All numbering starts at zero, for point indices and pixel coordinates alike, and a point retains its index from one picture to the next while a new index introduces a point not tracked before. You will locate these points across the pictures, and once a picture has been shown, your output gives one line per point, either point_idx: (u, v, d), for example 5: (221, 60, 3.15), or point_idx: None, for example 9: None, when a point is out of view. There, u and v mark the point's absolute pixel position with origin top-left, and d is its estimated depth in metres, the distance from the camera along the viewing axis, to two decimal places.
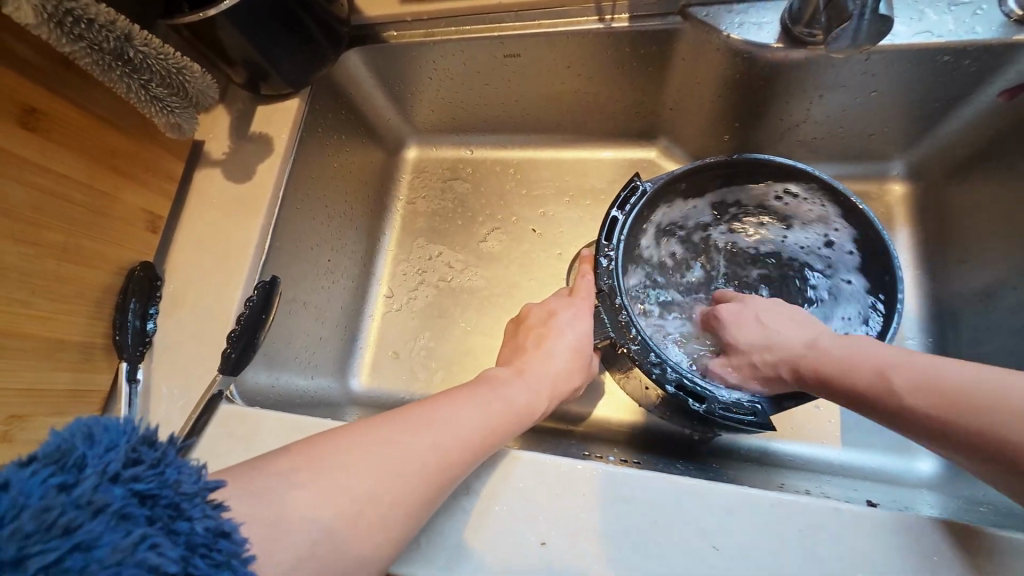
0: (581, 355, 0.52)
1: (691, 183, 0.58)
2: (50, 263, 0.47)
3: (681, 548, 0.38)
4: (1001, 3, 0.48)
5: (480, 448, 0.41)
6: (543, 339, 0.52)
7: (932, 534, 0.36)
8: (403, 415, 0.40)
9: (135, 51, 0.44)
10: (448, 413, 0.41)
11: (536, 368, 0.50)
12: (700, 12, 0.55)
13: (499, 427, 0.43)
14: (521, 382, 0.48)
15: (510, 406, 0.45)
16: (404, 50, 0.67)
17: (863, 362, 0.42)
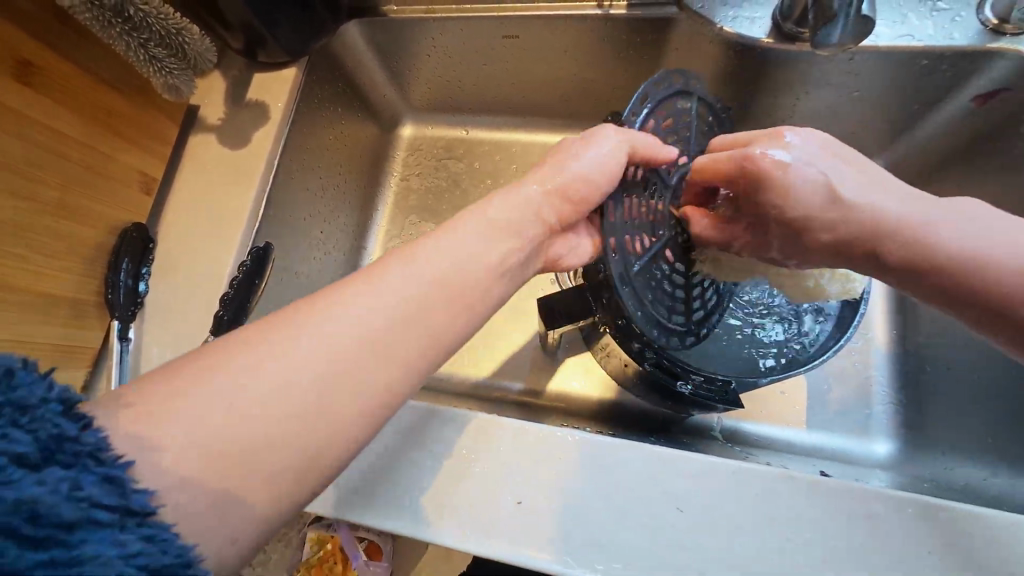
0: (604, 180, 0.42)
1: (668, 108, 0.45)
2: (45, 218, 0.48)
3: (649, 510, 0.41)
4: (978, 11, 0.50)
5: (453, 319, 0.33)
6: (520, 191, 0.41)
7: (873, 502, 0.40)
8: (323, 311, 0.30)
9: (135, 10, 0.44)
10: (377, 291, 0.31)
11: (526, 222, 0.40)
12: (696, 4, 0.57)
13: (482, 292, 0.35)
14: (488, 226, 0.37)
15: (499, 257, 0.37)
16: (402, 24, 0.67)
17: (888, 203, 0.39)
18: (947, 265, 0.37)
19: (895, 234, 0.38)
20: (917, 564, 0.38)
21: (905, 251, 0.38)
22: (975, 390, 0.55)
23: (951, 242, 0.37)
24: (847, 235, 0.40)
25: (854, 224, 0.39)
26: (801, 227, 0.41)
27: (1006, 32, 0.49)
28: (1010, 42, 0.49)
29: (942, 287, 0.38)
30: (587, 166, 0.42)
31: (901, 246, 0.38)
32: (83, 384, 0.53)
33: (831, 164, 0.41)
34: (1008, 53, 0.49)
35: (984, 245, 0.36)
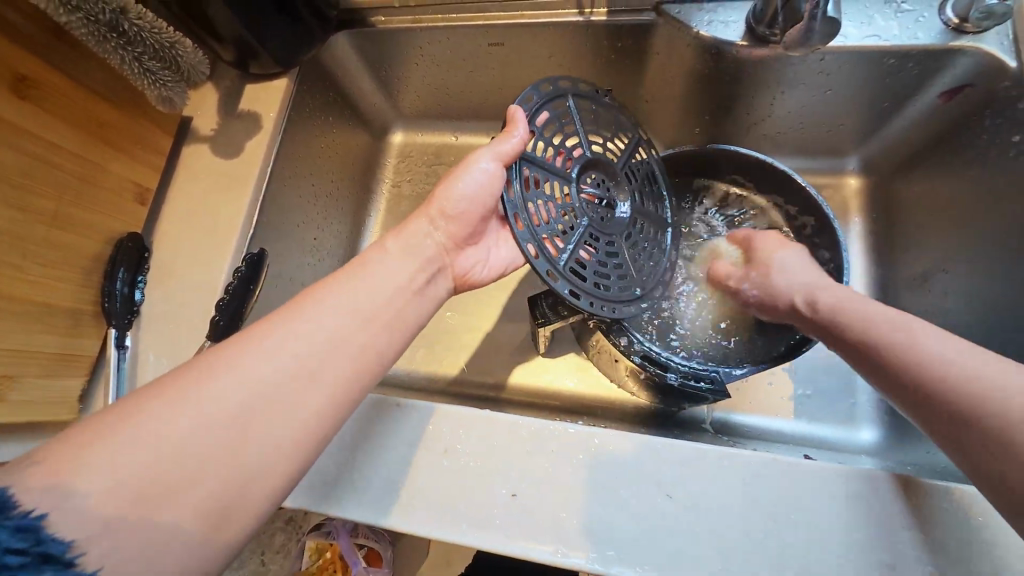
0: (486, 196, 0.47)
1: (561, 118, 0.47)
2: (42, 229, 0.48)
3: (639, 497, 0.43)
4: (940, 12, 0.52)
5: (381, 338, 0.40)
6: (420, 224, 0.46)
7: (852, 482, 0.41)
8: (275, 329, 0.37)
9: (129, 25, 0.45)
10: (312, 315, 0.38)
11: (415, 254, 0.45)
12: (673, 9, 0.59)
13: (396, 312, 0.41)
14: (407, 260, 0.44)
15: (407, 283, 0.43)
16: (390, 35, 0.69)
17: (904, 339, 0.40)
18: (955, 412, 0.36)
19: (909, 360, 0.39)
20: (895, 540, 0.39)
21: (912, 379, 0.39)
22: None
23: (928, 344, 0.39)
24: (872, 371, 0.42)
25: (874, 341, 0.42)
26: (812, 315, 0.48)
27: (966, 31, 0.51)
28: (971, 40, 0.51)
29: (943, 415, 0.37)
30: (471, 188, 0.46)
31: (908, 366, 0.39)
32: (80, 392, 0.54)
33: (861, 304, 0.45)
34: (969, 51, 0.51)
35: (995, 427, 0.34)
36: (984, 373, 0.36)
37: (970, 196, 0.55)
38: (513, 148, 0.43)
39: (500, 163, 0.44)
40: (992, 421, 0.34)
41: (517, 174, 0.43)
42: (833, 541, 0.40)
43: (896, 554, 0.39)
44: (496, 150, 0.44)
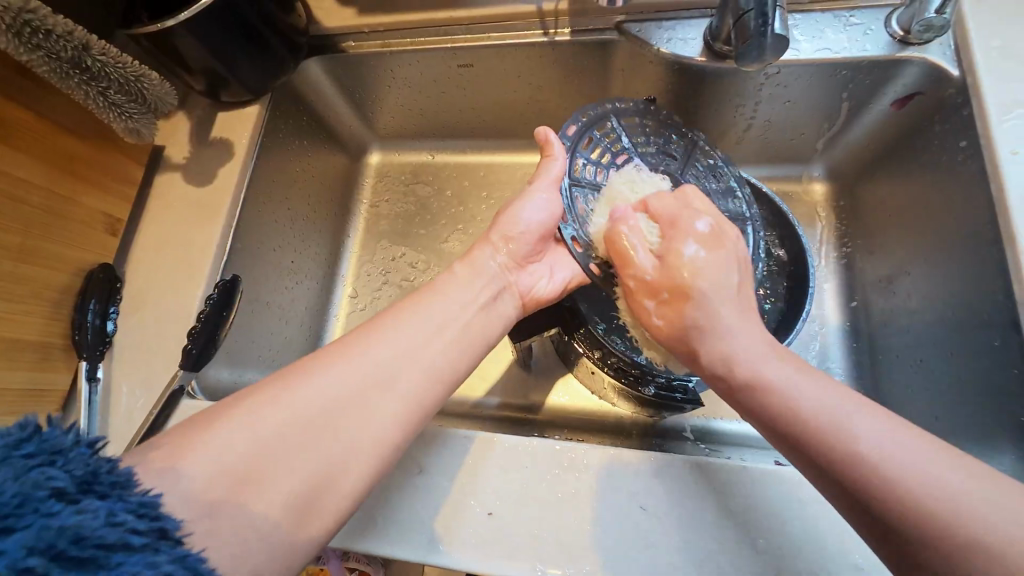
0: (549, 217, 0.51)
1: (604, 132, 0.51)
2: (8, 264, 0.48)
3: (613, 509, 0.43)
4: (886, 25, 0.55)
5: (450, 351, 0.42)
6: (484, 251, 0.50)
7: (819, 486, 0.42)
8: (339, 352, 0.39)
9: (92, 61, 0.45)
10: (388, 333, 0.41)
11: (477, 272, 0.48)
12: (633, 28, 0.61)
13: (463, 325, 0.44)
14: (467, 280, 0.47)
15: (474, 298, 0.46)
16: (360, 60, 0.70)
17: (865, 426, 0.34)
18: (917, 534, 0.30)
19: (845, 463, 0.33)
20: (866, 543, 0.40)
21: (849, 488, 0.33)
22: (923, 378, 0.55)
23: (858, 442, 0.33)
24: (800, 460, 0.36)
25: (800, 434, 0.35)
26: (730, 386, 0.40)
27: (911, 43, 0.54)
28: (916, 51, 0.54)
29: (888, 534, 0.31)
30: (532, 214, 0.50)
31: (853, 478, 0.32)
32: None
33: (800, 376, 0.37)
34: (914, 61, 0.54)
35: (959, 562, 0.28)
36: (948, 479, 0.30)
37: (925, 198, 0.56)
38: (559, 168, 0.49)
39: (555, 184, 0.49)
40: (956, 535, 0.29)
41: (569, 201, 0.48)
42: (804, 546, 0.40)
43: (866, 556, 0.39)
44: (547, 175, 0.49)
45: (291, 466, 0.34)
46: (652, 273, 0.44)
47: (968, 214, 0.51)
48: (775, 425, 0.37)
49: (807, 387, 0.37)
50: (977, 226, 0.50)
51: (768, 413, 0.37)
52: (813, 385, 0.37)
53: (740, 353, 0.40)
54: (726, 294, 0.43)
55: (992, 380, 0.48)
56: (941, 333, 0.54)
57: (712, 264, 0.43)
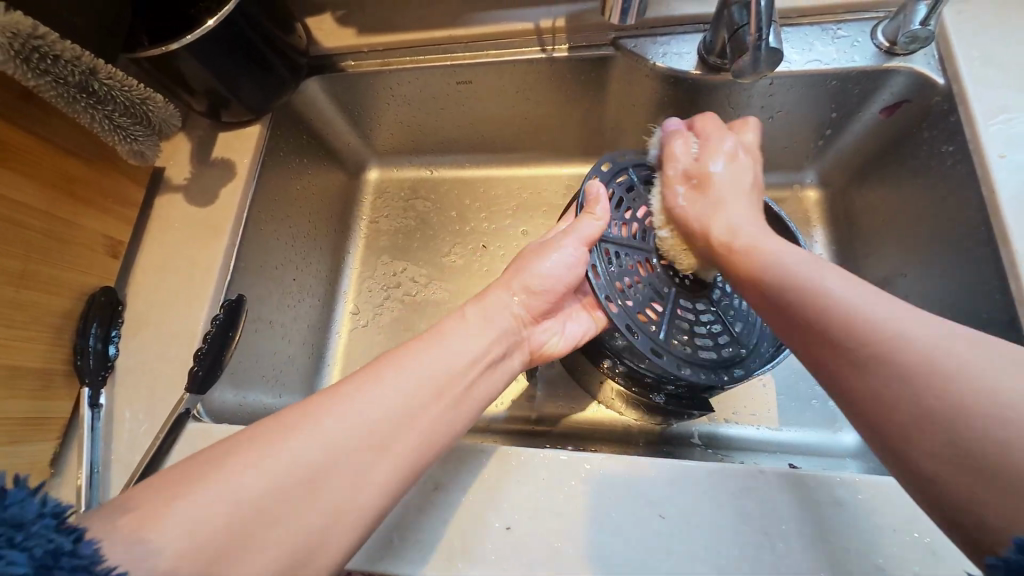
0: (568, 270, 0.50)
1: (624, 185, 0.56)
2: (10, 290, 0.47)
3: (633, 517, 0.43)
4: (872, 37, 0.57)
5: (445, 414, 0.41)
6: (501, 295, 0.50)
7: (834, 489, 0.42)
8: (334, 402, 0.38)
9: (100, 84, 0.45)
10: (383, 389, 0.39)
11: (489, 325, 0.48)
12: (629, 44, 0.62)
13: (466, 386, 0.43)
14: (480, 333, 0.47)
15: (485, 353, 0.46)
16: (360, 78, 0.71)
17: (881, 309, 0.34)
18: (904, 417, 0.30)
19: (850, 331, 0.34)
20: (883, 543, 0.40)
21: (850, 334, 0.33)
22: None
23: (907, 342, 0.31)
24: (825, 369, 0.35)
25: (812, 318, 0.36)
26: (784, 306, 0.38)
27: (897, 53, 0.56)
28: (901, 61, 0.56)
29: (884, 426, 0.31)
30: (554, 264, 0.50)
31: (854, 340, 0.33)
32: (52, 456, 0.51)
33: (807, 262, 0.39)
34: (901, 71, 0.56)
35: (976, 433, 0.27)
36: (988, 367, 0.29)
37: (918, 201, 0.58)
38: (597, 229, 0.50)
39: (584, 244, 0.50)
40: (1009, 428, 0.27)
41: (598, 256, 0.51)
42: (824, 549, 0.40)
43: (886, 556, 0.40)
44: (578, 233, 0.50)
45: (274, 529, 0.33)
46: (604, 225, 0.50)
47: (960, 215, 0.52)
48: (806, 328, 0.36)
49: (879, 304, 0.34)
50: (970, 227, 0.51)
51: (784, 316, 0.38)
52: (902, 304, 0.34)
53: (790, 265, 0.40)
54: (768, 241, 0.45)
55: None
56: None
57: (753, 223, 0.48)
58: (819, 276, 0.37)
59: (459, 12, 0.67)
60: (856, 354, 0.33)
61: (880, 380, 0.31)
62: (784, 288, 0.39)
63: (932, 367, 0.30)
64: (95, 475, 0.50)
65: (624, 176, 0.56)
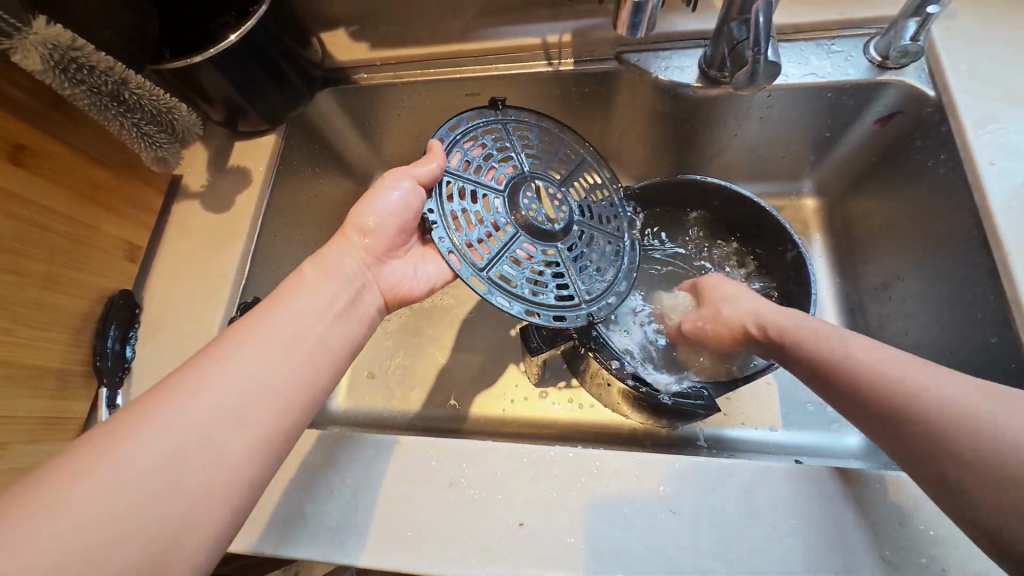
0: (405, 211, 0.51)
1: (492, 135, 0.52)
2: (33, 291, 0.49)
3: (642, 512, 0.44)
4: (864, 52, 0.59)
5: (307, 363, 0.41)
6: (340, 246, 0.49)
7: (837, 483, 0.44)
8: (190, 378, 0.37)
9: (129, 94, 0.48)
10: (230, 366, 0.38)
11: (337, 278, 0.46)
12: (633, 58, 0.65)
13: (323, 333, 0.43)
14: (323, 285, 0.45)
15: (333, 305, 0.45)
16: (372, 90, 0.73)
17: (902, 366, 0.39)
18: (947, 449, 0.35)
19: (863, 396, 0.40)
20: (889, 534, 0.41)
21: (896, 401, 0.38)
22: None
23: (899, 389, 0.38)
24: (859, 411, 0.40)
25: (880, 401, 0.39)
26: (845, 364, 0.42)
27: (888, 67, 0.58)
28: (893, 75, 0.58)
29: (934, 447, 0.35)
30: (391, 202, 0.50)
31: (906, 408, 0.37)
32: None
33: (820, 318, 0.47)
34: (892, 84, 0.58)
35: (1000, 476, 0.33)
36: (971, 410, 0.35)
37: (914, 207, 0.60)
38: (431, 171, 0.47)
39: (416, 182, 0.49)
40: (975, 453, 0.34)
41: (440, 195, 0.48)
42: (829, 541, 0.42)
43: (890, 549, 0.41)
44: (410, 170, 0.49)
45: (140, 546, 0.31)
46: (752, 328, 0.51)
47: (954, 220, 0.54)
48: (843, 380, 0.41)
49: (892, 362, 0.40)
50: (964, 233, 0.53)
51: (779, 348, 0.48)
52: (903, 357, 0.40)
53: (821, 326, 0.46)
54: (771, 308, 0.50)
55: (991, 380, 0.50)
56: (939, 335, 0.56)
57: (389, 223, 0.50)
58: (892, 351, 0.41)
59: (469, 27, 0.70)
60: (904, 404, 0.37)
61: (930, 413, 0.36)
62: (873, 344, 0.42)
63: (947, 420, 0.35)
64: None
65: (497, 128, 0.52)
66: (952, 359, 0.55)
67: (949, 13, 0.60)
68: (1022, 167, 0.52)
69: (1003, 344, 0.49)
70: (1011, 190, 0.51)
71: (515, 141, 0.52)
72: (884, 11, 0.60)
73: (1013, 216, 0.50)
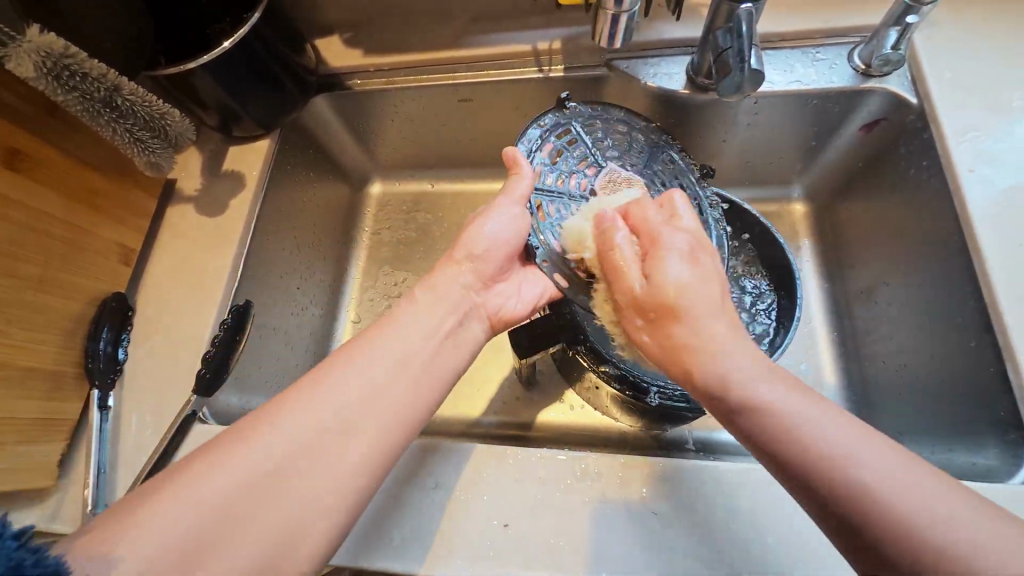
0: (508, 237, 0.50)
1: (567, 139, 0.53)
2: (28, 294, 0.49)
3: (626, 514, 0.44)
4: (849, 60, 0.60)
5: (411, 392, 0.41)
6: (447, 274, 0.49)
7: None
8: (252, 429, 0.36)
9: (122, 100, 0.49)
10: (335, 384, 0.39)
11: (440, 302, 0.47)
12: (622, 65, 0.66)
13: (429, 358, 0.43)
14: (433, 307, 0.46)
15: (438, 327, 0.45)
16: (366, 96, 0.74)
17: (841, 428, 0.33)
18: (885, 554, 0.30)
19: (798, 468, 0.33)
20: None
21: (847, 502, 0.31)
22: (911, 382, 0.58)
23: (832, 477, 0.32)
24: (832, 508, 0.32)
25: (822, 489, 0.32)
26: (770, 447, 0.35)
27: (872, 75, 0.59)
28: (877, 82, 0.59)
29: (874, 550, 0.30)
30: (495, 230, 0.50)
31: (826, 498, 0.32)
32: (60, 457, 0.53)
33: (770, 367, 0.38)
34: (876, 91, 0.59)
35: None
36: (909, 490, 0.30)
37: (899, 213, 0.60)
38: (525, 185, 0.49)
39: (520, 203, 0.49)
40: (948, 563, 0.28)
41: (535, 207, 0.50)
42: (812, 543, 0.42)
43: None
44: (513, 193, 0.49)
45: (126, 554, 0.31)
46: (639, 287, 0.43)
47: (936, 225, 0.55)
48: (782, 463, 0.34)
49: (844, 432, 0.33)
50: (946, 239, 0.54)
51: (703, 386, 0.39)
52: (847, 428, 0.33)
53: (741, 373, 0.37)
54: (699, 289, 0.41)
55: (973, 384, 0.50)
56: (923, 340, 0.57)
57: (500, 246, 0.50)
58: (819, 426, 0.34)
59: (461, 35, 0.71)
60: (836, 499, 0.31)
61: (862, 501, 0.31)
62: (785, 410, 0.35)
63: (862, 514, 0.31)
64: (101, 475, 0.51)
65: (568, 128, 0.53)
66: (934, 362, 0.55)
67: (931, 22, 0.61)
68: (1001, 173, 0.52)
69: (982, 348, 0.49)
70: (991, 196, 0.52)
71: (581, 134, 0.54)
72: (868, 19, 0.61)
73: (991, 222, 0.51)
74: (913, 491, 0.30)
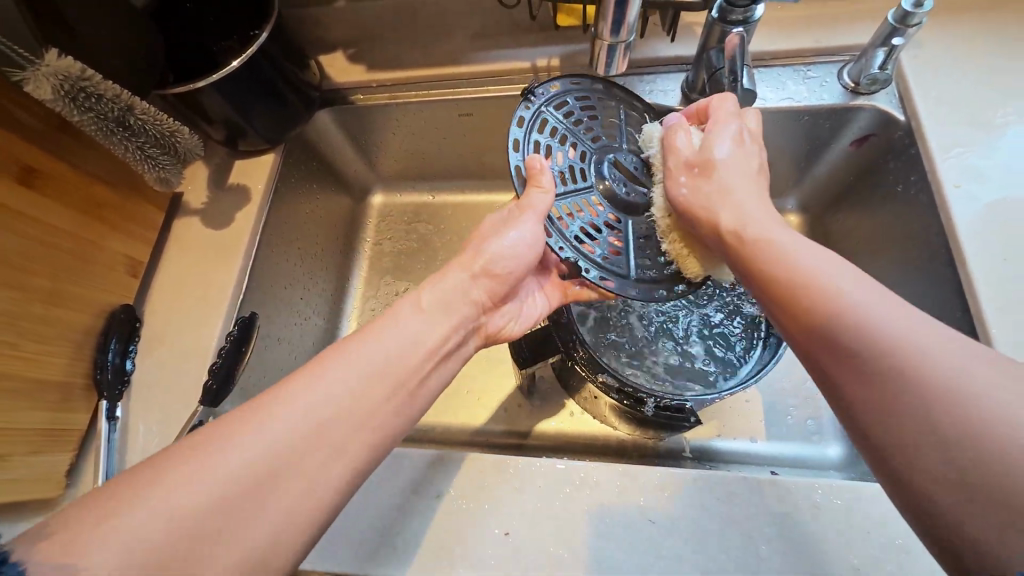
0: (529, 249, 0.49)
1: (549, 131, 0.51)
2: (39, 307, 0.50)
3: (624, 522, 0.45)
4: (838, 78, 0.62)
5: (401, 409, 0.41)
6: (459, 277, 0.49)
7: (810, 495, 0.45)
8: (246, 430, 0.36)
9: (135, 119, 0.50)
10: (328, 386, 0.38)
11: (450, 311, 0.47)
12: (618, 81, 0.67)
13: (422, 377, 0.43)
14: (435, 319, 0.46)
15: (438, 347, 0.45)
16: (368, 110, 0.75)
17: (885, 314, 0.33)
18: (903, 442, 0.30)
19: (838, 329, 0.34)
20: (860, 543, 0.43)
21: (882, 383, 0.31)
22: None
23: (871, 357, 0.32)
24: (862, 404, 0.32)
25: (860, 380, 0.32)
26: (813, 330, 0.35)
27: (860, 93, 0.61)
28: (865, 100, 0.61)
29: (888, 437, 0.31)
30: (513, 245, 0.49)
31: (862, 379, 0.32)
32: (68, 467, 0.54)
33: (839, 268, 0.37)
34: (865, 108, 0.61)
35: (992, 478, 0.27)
36: (963, 376, 0.29)
37: (889, 225, 0.62)
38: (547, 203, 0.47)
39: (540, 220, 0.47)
40: (981, 442, 0.28)
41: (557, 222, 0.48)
42: (804, 550, 0.43)
43: (861, 558, 0.42)
44: (532, 210, 0.47)
45: None
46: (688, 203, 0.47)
47: (924, 238, 0.57)
48: (828, 376, 0.34)
49: (893, 323, 0.33)
50: (934, 251, 0.55)
51: (766, 284, 0.39)
52: (908, 320, 0.32)
53: (813, 274, 0.37)
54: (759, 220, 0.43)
55: None
56: None
57: (513, 262, 0.50)
58: (873, 316, 0.33)
59: (461, 52, 0.73)
60: (870, 376, 0.32)
61: (900, 384, 0.31)
62: (841, 311, 0.34)
63: (890, 396, 0.31)
64: None
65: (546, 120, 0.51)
66: None
67: (916, 42, 0.63)
68: (985, 189, 0.54)
69: None
70: (977, 210, 0.53)
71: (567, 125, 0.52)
72: (856, 39, 0.63)
73: (977, 236, 0.52)
74: (970, 383, 0.29)
